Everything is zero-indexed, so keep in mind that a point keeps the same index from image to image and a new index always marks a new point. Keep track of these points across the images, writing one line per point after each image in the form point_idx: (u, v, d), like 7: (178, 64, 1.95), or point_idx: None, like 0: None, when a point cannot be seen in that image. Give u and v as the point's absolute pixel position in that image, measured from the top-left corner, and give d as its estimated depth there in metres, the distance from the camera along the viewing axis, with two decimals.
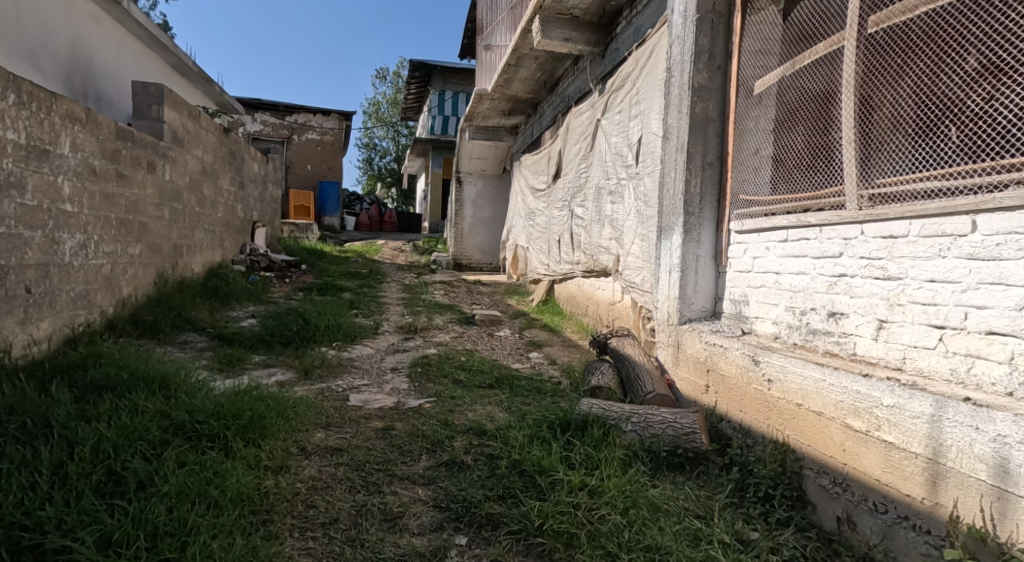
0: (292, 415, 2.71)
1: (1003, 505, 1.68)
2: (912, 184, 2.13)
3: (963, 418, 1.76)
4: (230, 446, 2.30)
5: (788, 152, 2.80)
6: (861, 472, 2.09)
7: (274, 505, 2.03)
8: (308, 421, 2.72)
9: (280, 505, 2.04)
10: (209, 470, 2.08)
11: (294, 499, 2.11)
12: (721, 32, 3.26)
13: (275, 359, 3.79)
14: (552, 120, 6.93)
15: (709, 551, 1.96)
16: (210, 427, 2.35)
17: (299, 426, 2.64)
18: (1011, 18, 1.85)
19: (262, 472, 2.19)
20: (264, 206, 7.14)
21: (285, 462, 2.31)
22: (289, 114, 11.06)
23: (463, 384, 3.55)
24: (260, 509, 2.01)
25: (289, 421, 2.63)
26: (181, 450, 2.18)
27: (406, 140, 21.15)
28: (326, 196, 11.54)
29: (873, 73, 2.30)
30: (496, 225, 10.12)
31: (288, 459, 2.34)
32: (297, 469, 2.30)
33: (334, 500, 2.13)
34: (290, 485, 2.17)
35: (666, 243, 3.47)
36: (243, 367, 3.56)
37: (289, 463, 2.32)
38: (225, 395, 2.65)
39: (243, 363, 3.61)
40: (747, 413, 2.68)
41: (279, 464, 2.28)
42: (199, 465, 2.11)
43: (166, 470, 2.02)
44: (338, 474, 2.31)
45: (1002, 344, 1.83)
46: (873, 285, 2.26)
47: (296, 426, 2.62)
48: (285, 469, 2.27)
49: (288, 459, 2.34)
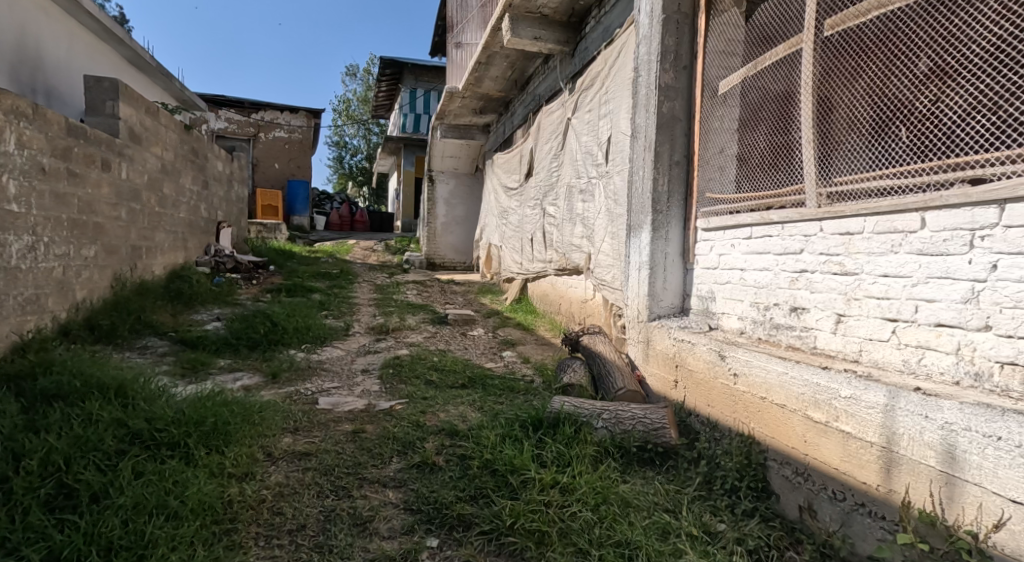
0: (259, 420, 2.66)
1: (950, 490, 1.74)
2: (867, 182, 2.21)
3: (914, 407, 1.83)
4: (191, 454, 2.24)
5: (751, 151, 2.86)
6: (821, 462, 2.15)
7: (238, 514, 2.00)
8: (276, 426, 2.68)
9: (245, 513, 2.01)
10: (168, 480, 2.03)
11: (259, 507, 2.07)
12: (686, 33, 3.31)
13: (241, 362, 3.72)
14: (523, 119, 6.96)
15: (677, 544, 1.99)
16: (170, 435, 2.29)
17: (266, 432, 2.59)
18: (956, 23, 1.93)
19: (226, 480, 2.15)
20: (229, 206, 6.97)
21: (250, 468, 2.27)
22: (255, 111, 10.86)
23: (435, 384, 3.54)
24: (224, 518, 1.97)
25: (255, 427, 2.58)
26: (138, 460, 2.12)
27: (376, 139, 20.90)
28: (295, 196, 11.34)
29: (830, 75, 2.38)
30: (469, 224, 10.10)
31: (253, 465, 2.30)
32: (262, 475, 2.26)
33: (302, 506, 2.10)
34: (256, 492, 2.14)
35: (635, 241, 3.51)
36: (207, 371, 3.48)
37: (254, 469, 2.28)
38: (187, 401, 2.59)
39: (208, 367, 3.54)
40: (714, 407, 2.74)
41: (244, 470, 2.24)
42: (157, 474, 2.05)
43: (122, 481, 1.97)
44: (306, 479, 2.27)
45: (950, 335, 1.91)
46: (831, 281, 2.32)
47: (262, 432, 2.58)
48: (250, 477, 2.23)
49: (253, 466, 2.29)
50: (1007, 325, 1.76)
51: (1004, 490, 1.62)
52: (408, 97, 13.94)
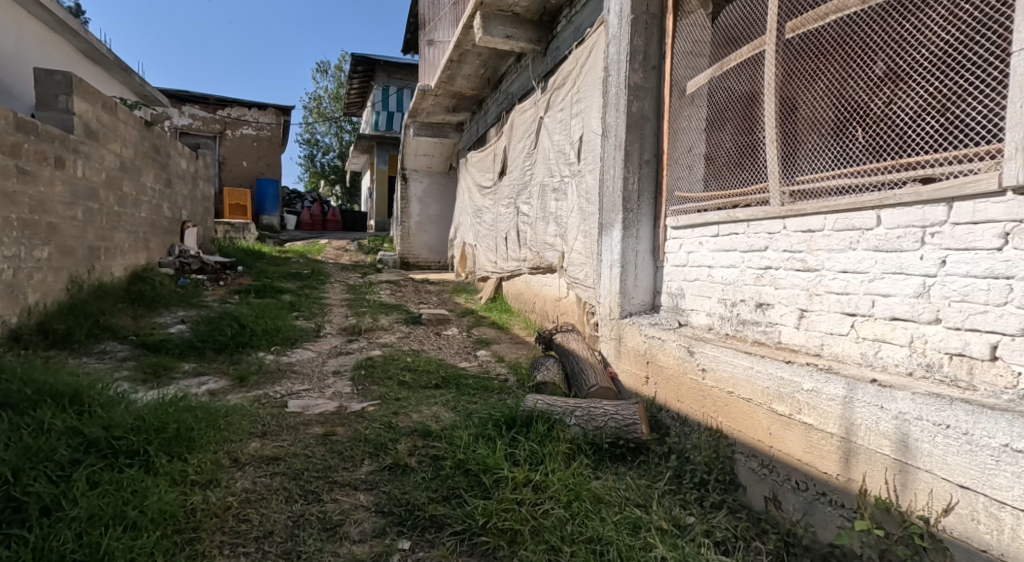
0: (225, 426, 2.61)
1: (904, 477, 1.80)
2: (827, 181, 2.27)
3: (871, 398, 1.89)
4: (151, 462, 2.19)
5: (718, 151, 2.92)
6: (785, 454, 2.21)
7: (202, 522, 1.95)
8: (242, 430, 2.63)
9: (209, 521, 1.97)
10: (126, 489, 1.99)
11: (224, 514, 2.03)
12: (655, 33, 3.36)
13: (207, 366, 3.64)
14: (496, 118, 6.97)
15: (647, 538, 2.02)
16: (129, 443, 2.23)
17: (232, 437, 2.54)
18: (908, 28, 2.00)
19: (188, 488, 2.10)
20: (194, 205, 6.80)
21: (215, 475, 2.22)
22: (221, 107, 10.62)
23: (408, 385, 3.52)
24: (186, 527, 1.92)
25: (220, 432, 2.54)
26: (93, 470, 2.07)
27: (348, 137, 20.65)
28: (264, 196, 11.13)
29: (792, 76, 2.44)
30: (443, 223, 10.06)
31: (218, 472, 2.25)
32: (228, 482, 2.22)
33: (269, 512, 2.07)
34: (221, 499, 2.09)
35: (607, 239, 3.55)
36: (171, 376, 3.40)
37: (219, 476, 2.23)
38: (148, 407, 2.53)
39: (171, 372, 3.45)
40: (684, 402, 2.79)
41: (208, 477, 2.19)
42: (114, 484, 2.01)
43: (75, 493, 1.92)
44: (274, 485, 2.24)
45: (904, 328, 1.98)
46: (794, 277, 2.39)
47: (228, 437, 2.53)
48: (214, 484, 2.18)
49: (218, 473, 2.25)
50: (955, 318, 1.83)
51: (952, 476, 1.67)
52: (381, 94, 13.82)
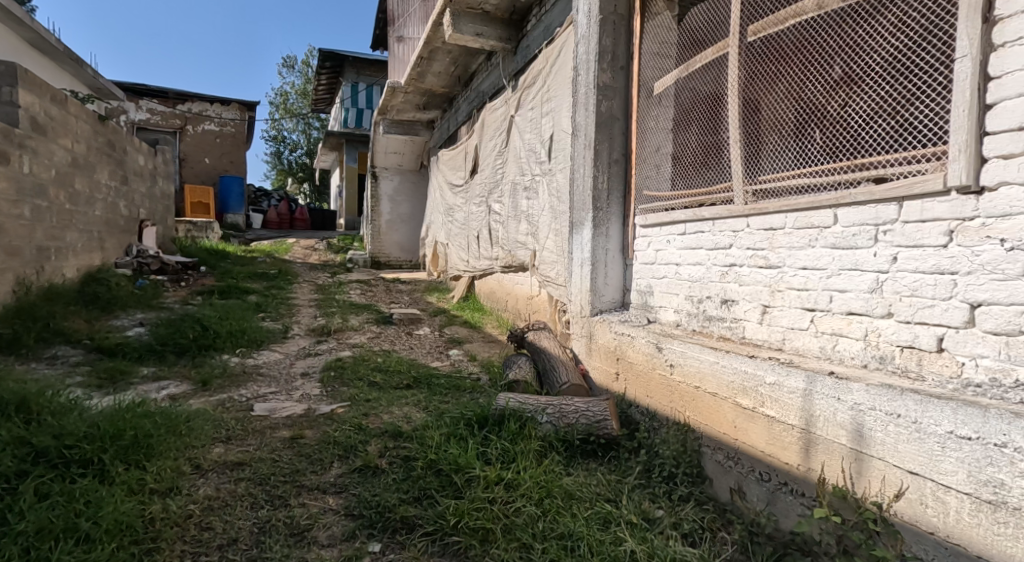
0: (186, 431, 2.55)
1: (859, 465, 1.86)
2: (787, 180, 2.34)
3: (828, 389, 1.95)
4: (107, 472, 2.13)
5: (684, 151, 2.98)
6: (749, 446, 2.28)
7: (162, 531, 1.91)
8: (205, 436, 2.57)
9: (168, 531, 1.92)
10: (79, 501, 1.94)
11: (186, 523, 1.99)
12: (623, 33, 3.40)
13: (167, 370, 3.54)
14: (467, 116, 6.95)
15: (617, 533, 2.05)
16: (82, 452, 2.17)
17: (194, 443, 2.49)
18: (862, 33, 2.07)
19: (147, 497, 2.06)
20: (153, 204, 6.61)
21: (175, 483, 2.17)
22: (181, 102, 10.33)
23: (379, 386, 3.50)
24: (144, 537, 1.88)
25: (182, 438, 2.48)
26: (42, 481, 2.01)
27: (317, 134, 20.33)
28: (229, 193, 10.93)
29: (754, 78, 2.51)
30: (415, 222, 10.00)
31: (179, 480, 2.20)
32: (189, 489, 2.18)
33: (233, 519, 2.03)
34: (182, 507, 2.05)
35: (578, 237, 3.58)
36: (128, 381, 3.30)
37: (180, 483, 2.19)
38: (103, 414, 2.46)
39: (130, 377, 3.35)
40: (653, 397, 2.84)
41: (168, 485, 2.14)
42: (66, 496, 1.95)
43: (23, 506, 1.86)
44: (238, 491, 2.20)
45: (859, 323, 2.05)
46: (757, 274, 2.46)
47: (189, 443, 2.47)
48: (175, 491, 2.14)
49: (178, 480, 2.20)
50: (906, 312, 1.90)
51: (903, 462, 1.74)
52: (350, 91, 13.64)
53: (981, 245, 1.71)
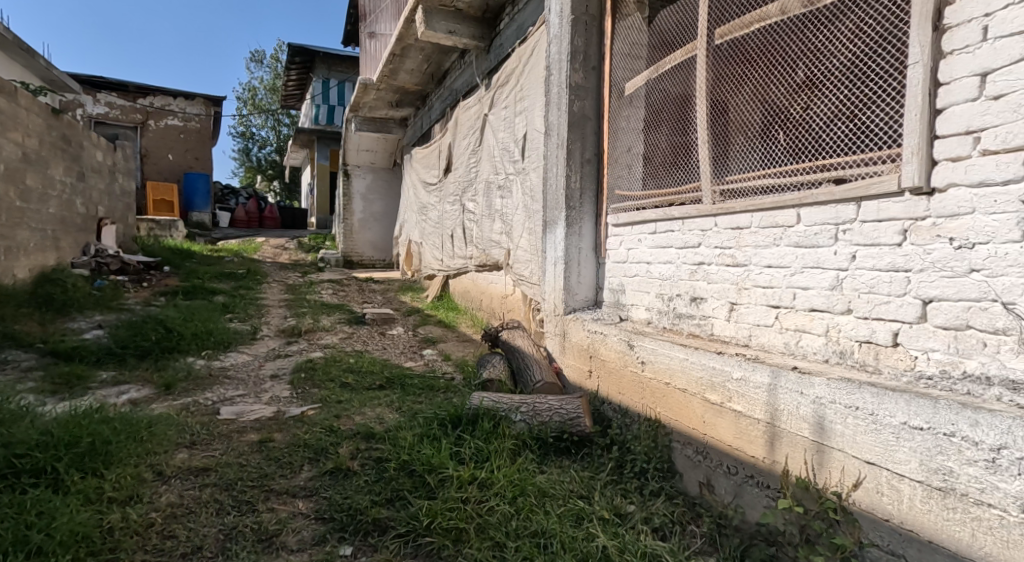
0: (148, 437, 2.50)
1: (820, 456, 1.92)
2: (753, 180, 2.40)
3: (792, 384, 2.01)
4: (61, 481, 2.08)
5: (654, 151, 3.03)
6: (717, 440, 2.33)
7: (121, 541, 1.86)
8: (168, 441, 2.52)
9: (129, 541, 1.87)
10: (30, 512, 1.88)
11: (147, 532, 1.94)
12: (595, 34, 3.44)
13: (128, 374, 3.44)
14: (441, 114, 6.93)
15: (589, 529, 2.07)
16: (34, 461, 2.12)
17: (156, 449, 2.44)
18: (822, 38, 2.13)
19: (105, 506, 2.01)
20: (112, 201, 6.40)
21: (136, 491, 2.12)
22: (142, 96, 10.03)
23: (351, 387, 3.46)
24: (102, 547, 1.83)
25: (143, 444, 2.43)
26: None
27: (286, 131, 20.00)
28: (193, 190, 10.68)
29: (721, 81, 2.57)
30: (388, 220, 9.94)
31: (139, 487, 2.15)
32: (151, 497, 2.13)
33: (198, 526, 1.99)
34: (143, 516, 2.01)
35: (551, 236, 3.61)
36: (86, 386, 3.20)
37: (141, 491, 2.14)
38: (57, 420, 2.40)
39: (87, 382, 3.25)
40: (625, 394, 2.89)
41: (128, 493, 2.10)
42: (16, 507, 1.90)
43: None
44: (203, 497, 2.16)
45: (820, 319, 2.12)
46: (725, 272, 2.52)
47: (151, 449, 2.42)
48: (135, 500, 2.09)
49: (139, 488, 2.15)
50: (863, 308, 1.97)
51: (861, 453, 1.80)
52: (321, 87, 13.45)
53: (932, 243, 1.78)
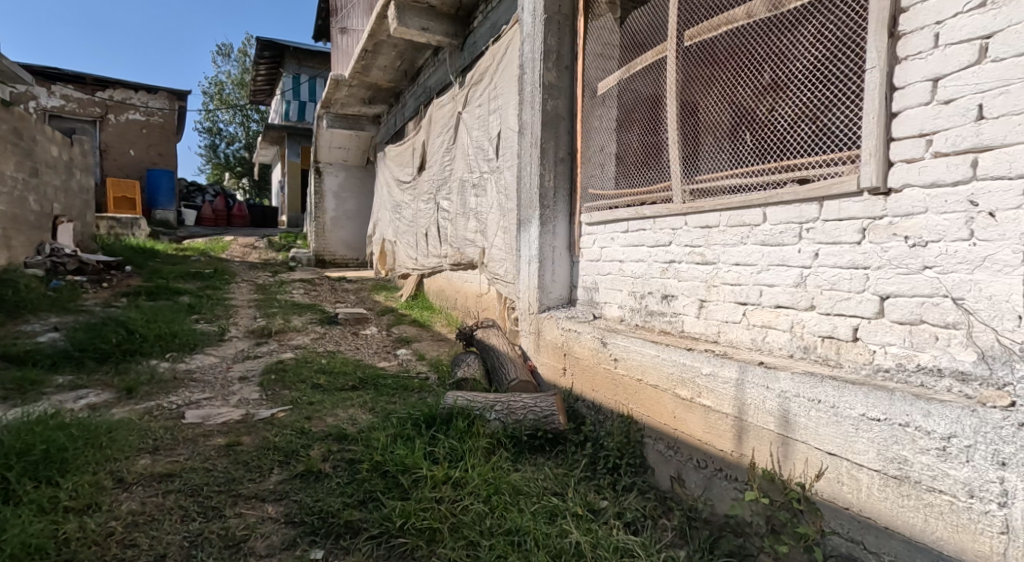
0: (107, 443, 2.45)
1: (785, 449, 1.98)
2: (722, 180, 2.46)
3: (759, 379, 2.06)
4: (13, 491, 2.03)
5: (626, 150, 3.07)
6: (687, 435, 2.38)
7: (78, 551, 1.82)
8: (128, 447, 2.46)
9: (87, 551, 1.83)
10: None
11: (106, 541, 1.90)
12: (567, 33, 3.46)
13: (86, 379, 3.34)
14: (414, 111, 6.88)
15: (563, 525, 2.09)
16: None
17: (116, 455, 2.38)
18: (786, 42, 2.19)
19: (60, 516, 1.96)
20: (68, 198, 6.19)
21: (94, 499, 2.07)
22: (101, 88, 9.70)
23: (323, 388, 3.42)
24: (58, 558, 1.78)
25: (102, 451, 2.38)
26: None
27: (256, 128, 19.62)
28: (157, 186, 10.42)
29: (690, 82, 2.62)
30: (361, 219, 9.86)
31: (98, 495, 2.10)
32: (111, 505, 2.07)
33: (161, 534, 1.95)
34: (103, 525, 1.96)
35: (525, 234, 3.62)
36: (40, 391, 3.09)
37: (100, 499, 2.09)
38: (10, 428, 2.35)
39: (42, 387, 3.15)
40: (598, 391, 2.92)
41: (86, 502, 2.05)
42: None
43: None
44: (166, 504, 2.12)
45: (786, 315, 2.17)
46: (694, 270, 2.57)
47: (111, 456, 2.37)
48: (94, 508, 2.04)
49: (98, 496, 2.10)
50: (826, 304, 2.03)
51: (823, 444, 1.86)
52: (292, 82, 13.20)
53: (888, 241, 1.85)
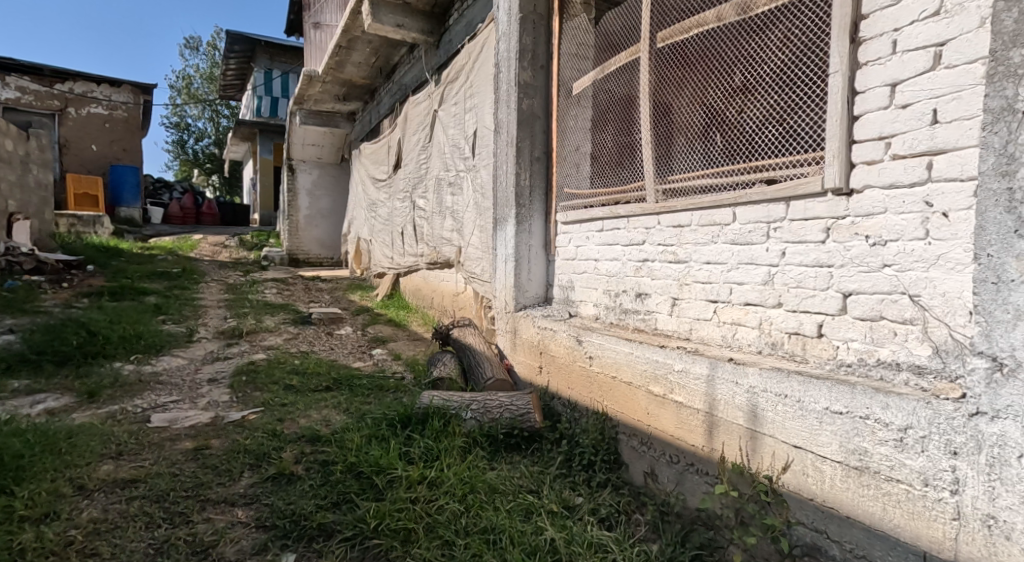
0: (67, 449, 2.40)
1: (754, 443, 2.03)
2: (694, 180, 2.50)
3: (728, 375, 2.11)
4: None
5: (601, 150, 3.10)
6: (660, 430, 2.42)
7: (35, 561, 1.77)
8: (90, 453, 2.41)
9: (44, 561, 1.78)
10: None
11: (65, 551, 1.85)
12: (542, 33, 3.48)
13: (45, 383, 3.24)
14: (389, 109, 6.83)
15: (538, 523, 2.11)
16: None
17: (77, 461, 2.33)
18: (755, 46, 2.24)
19: (16, 526, 1.90)
20: (25, 195, 5.98)
21: (52, 508, 2.02)
22: (59, 80, 9.36)
23: (296, 388, 3.38)
24: None
25: (61, 457, 2.32)
26: None
27: (226, 124, 19.23)
28: (122, 182, 10.12)
29: (663, 83, 2.66)
30: (335, 218, 9.78)
31: (57, 503, 2.05)
32: (71, 513, 2.02)
33: (125, 542, 1.91)
34: (61, 534, 1.91)
35: (502, 233, 3.63)
36: None
37: (58, 507, 2.04)
38: None
39: None
40: (574, 389, 2.95)
41: (43, 511, 1.99)
42: None
43: None
44: (130, 510, 2.07)
45: (755, 313, 2.22)
46: (667, 269, 2.61)
47: (71, 462, 2.31)
48: (52, 517, 1.99)
49: (57, 504, 2.05)
50: (792, 302, 2.09)
51: (789, 438, 1.91)
52: (264, 78, 13.00)
53: (851, 240, 1.91)
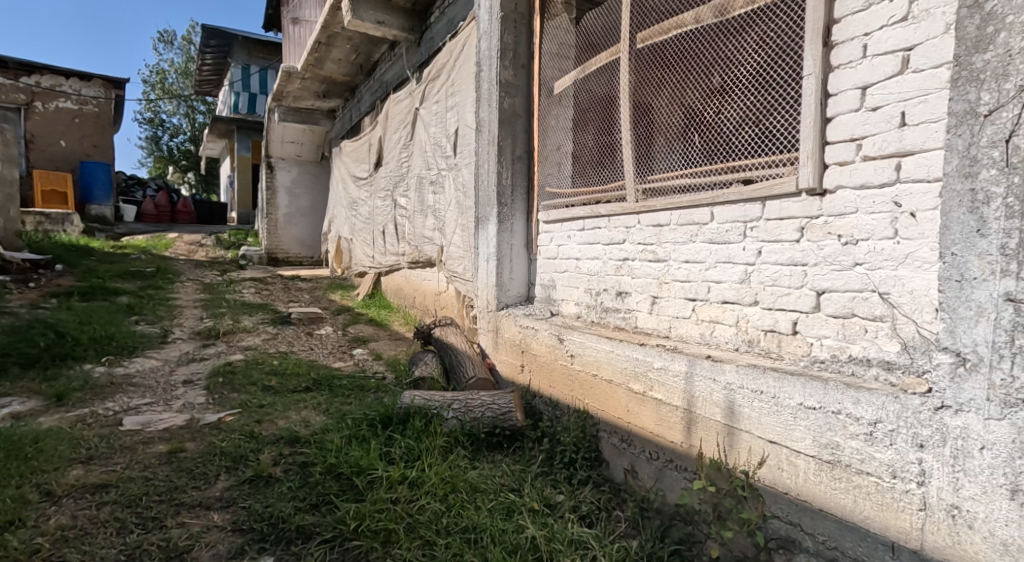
0: (34, 454, 2.34)
1: (731, 438, 2.06)
2: (673, 179, 2.53)
3: (706, 372, 2.14)
4: None
5: (582, 149, 3.12)
6: (640, 427, 2.45)
7: None
8: (58, 458, 2.35)
9: None
10: None
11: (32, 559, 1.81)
12: (524, 32, 3.48)
13: (11, 386, 3.15)
14: (370, 106, 6.79)
15: (519, 521, 2.12)
16: None
17: (44, 467, 2.27)
18: (732, 47, 2.27)
19: None
20: None
21: (18, 515, 1.97)
22: (25, 73, 9.09)
23: (274, 389, 3.35)
24: None
25: (27, 463, 2.27)
26: None
27: (203, 120, 18.89)
28: (94, 178, 9.93)
29: (643, 83, 2.68)
30: (315, 217, 9.71)
31: (23, 510, 2.00)
32: (38, 520, 1.98)
33: (96, 549, 1.87)
34: (28, 541, 1.86)
35: (483, 232, 3.63)
36: None
37: (25, 514, 1.99)
38: None
39: None
40: (555, 387, 2.97)
41: (8, 518, 1.94)
42: None
43: None
44: (100, 516, 2.03)
45: (732, 311, 2.26)
46: (647, 267, 2.64)
47: (38, 468, 2.26)
48: (17, 524, 1.94)
49: (23, 511, 2.00)
50: (768, 299, 2.13)
51: (764, 433, 1.95)
52: (241, 74, 12.85)
53: (824, 240, 1.95)
